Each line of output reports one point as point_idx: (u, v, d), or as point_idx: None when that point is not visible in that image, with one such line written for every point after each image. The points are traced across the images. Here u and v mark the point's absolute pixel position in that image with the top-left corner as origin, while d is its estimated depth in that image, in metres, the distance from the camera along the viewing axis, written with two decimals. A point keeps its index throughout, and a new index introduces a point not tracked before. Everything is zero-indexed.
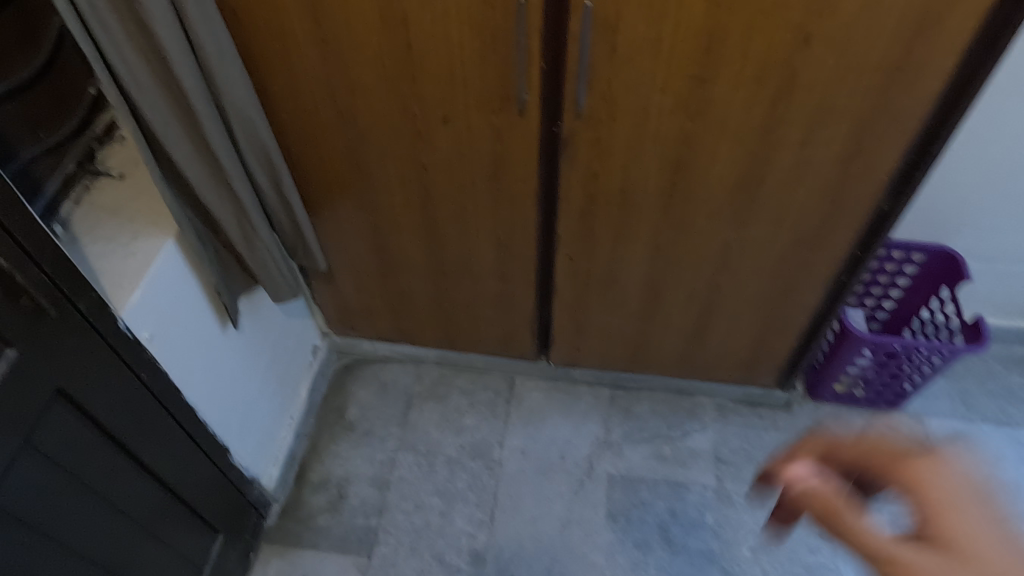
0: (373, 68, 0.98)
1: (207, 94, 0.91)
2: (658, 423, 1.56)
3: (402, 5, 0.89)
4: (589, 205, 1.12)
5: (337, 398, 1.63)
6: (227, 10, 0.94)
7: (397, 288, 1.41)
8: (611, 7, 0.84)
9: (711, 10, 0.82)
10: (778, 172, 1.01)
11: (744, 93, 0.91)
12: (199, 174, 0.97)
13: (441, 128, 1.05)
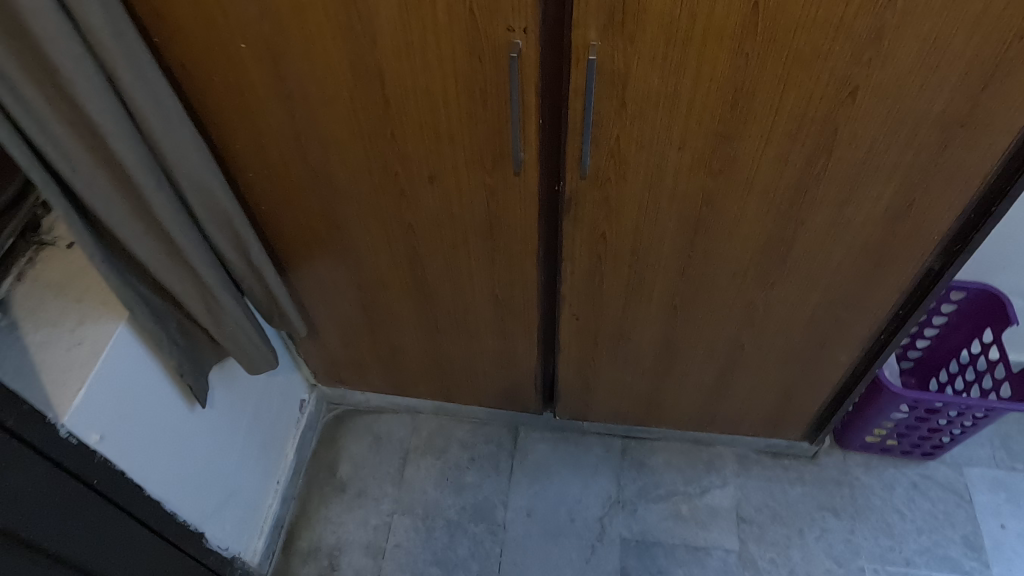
0: (347, 126, 0.85)
1: (153, 164, 0.78)
2: (674, 478, 1.44)
3: (375, 59, 0.76)
4: (597, 267, 0.99)
5: (327, 455, 1.51)
6: (176, 65, 0.81)
7: (387, 344, 1.29)
8: (619, 59, 0.71)
9: (738, 61, 0.70)
10: (813, 233, 0.88)
11: (776, 151, 0.78)
12: (151, 252, 0.85)
13: (428, 188, 0.92)
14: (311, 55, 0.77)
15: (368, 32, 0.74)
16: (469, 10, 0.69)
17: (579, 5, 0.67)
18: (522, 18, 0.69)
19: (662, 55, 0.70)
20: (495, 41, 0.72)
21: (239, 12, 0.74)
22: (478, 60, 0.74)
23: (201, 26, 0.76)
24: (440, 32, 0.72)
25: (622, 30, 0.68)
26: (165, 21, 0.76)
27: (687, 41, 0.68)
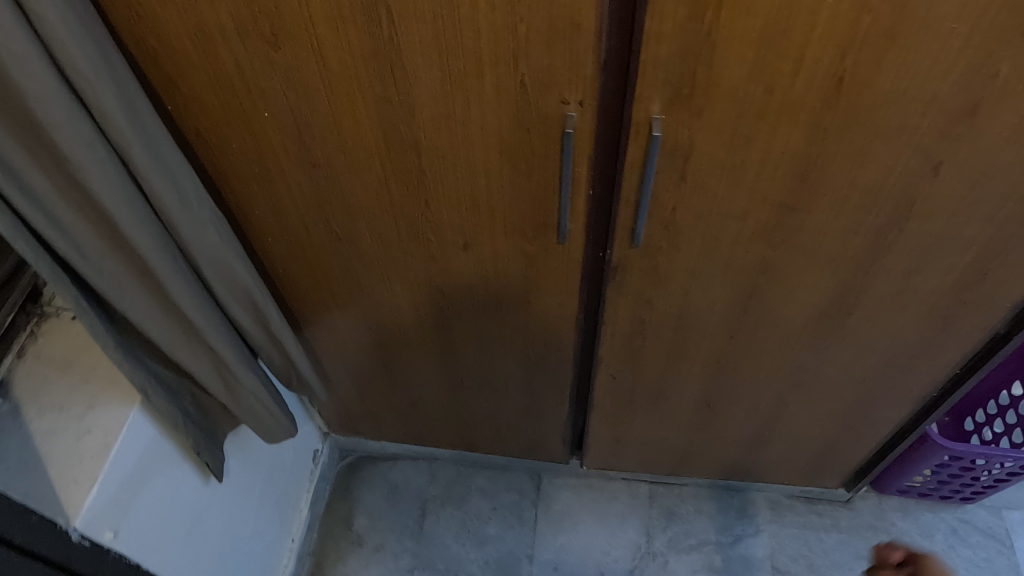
0: (377, 195, 0.79)
1: (170, 246, 0.71)
2: (705, 526, 1.39)
3: (412, 130, 0.70)
4: (639, 330, 0.93)
5: (342, 506, 1.45)
6: (191, 133, 0.74)
7: (407, 399, 1.23)
8: (683, 132, 0.65)
9: (814, 136, 0.64)
10: (875, 300, 0.83)
11: (846, 222, 0.72)
12: (168, 335, 0.78)
13: (462, 254, 0.86)
14: (342, 126, 0.71)
15: (406, 103, 0.67)
16: (521, 83, 0.63)
17: (644, 79, 0.61)
18: (579, 91, 0.63)
19: (731, 129, 0.64)
20: (547, 113, 0.66)
21: (263, 82, 0.68)
22: (527, 133, 0.68)
23: (221, 96, 0.70)
24: (486, 104, 0.66)
25: (690, 104, 0.62)
26: (181, 90, 0.70)
27: (760, 115, 0.63)
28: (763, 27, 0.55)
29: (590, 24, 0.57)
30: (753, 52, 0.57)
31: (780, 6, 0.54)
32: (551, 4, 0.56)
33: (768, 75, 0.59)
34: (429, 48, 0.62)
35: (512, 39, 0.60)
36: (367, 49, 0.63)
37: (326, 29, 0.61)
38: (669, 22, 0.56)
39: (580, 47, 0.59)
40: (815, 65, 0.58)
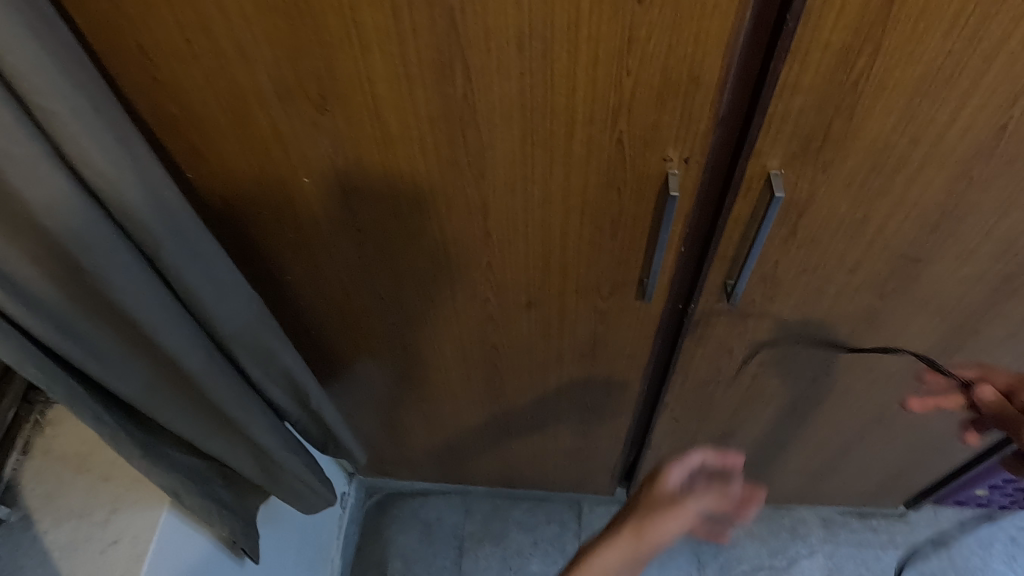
0: (432, 257, 0.69)
1: (202, 339, 0.61)
2: (758, 549, 1.33)
3: (481, 192, 0.60)
4: (714, 377, 0.85)
5: (374, 550, 1.36)
6: (216, 201, 0.64)
7: (445, 446, 1.14)
8: (802, 187, 0.56)
9: (956, 186, 0.55)
10: (984, 343, 0.75)
11: (971, 270, 0.64)
12: (201, 431, 0.67)
13: (523, 313, 0.76)
14: (397, 189, 0.61)
15: (477, 165, 0.57)
16: (618, 141, 0.53)
17: (768, 133, 0.51)
18: (686, 148, 0.53)
19: (859, 182, 0.55)
20: (644, 171, 0.56)
21: (306, 148, 0.57)
22: (618, 191, 0.58)
23: (254, 163, 0.59)
24: (572, 164, 0.56)
25: (817, 157, 0.53)
26: (206, 158, 0.59)
27: (898, 167, 0.54)
28: (924, 74, 0.46)
29: (713, 76, 0.48)
30: (905, 101, 0.48)
31: (948, 50, 0.45)
32: (667, 55, 0.47)
33: (916, 125, 0.50)
34: (511, 107, 0.52)
35: (614, 95, 0.50)
36: (436, 110, 0.53)
37: (388, 90, 0.51)
38: (811, 71, 0.47)
39: (696, 102, 0.50)
40: (976, 113, 0.49)
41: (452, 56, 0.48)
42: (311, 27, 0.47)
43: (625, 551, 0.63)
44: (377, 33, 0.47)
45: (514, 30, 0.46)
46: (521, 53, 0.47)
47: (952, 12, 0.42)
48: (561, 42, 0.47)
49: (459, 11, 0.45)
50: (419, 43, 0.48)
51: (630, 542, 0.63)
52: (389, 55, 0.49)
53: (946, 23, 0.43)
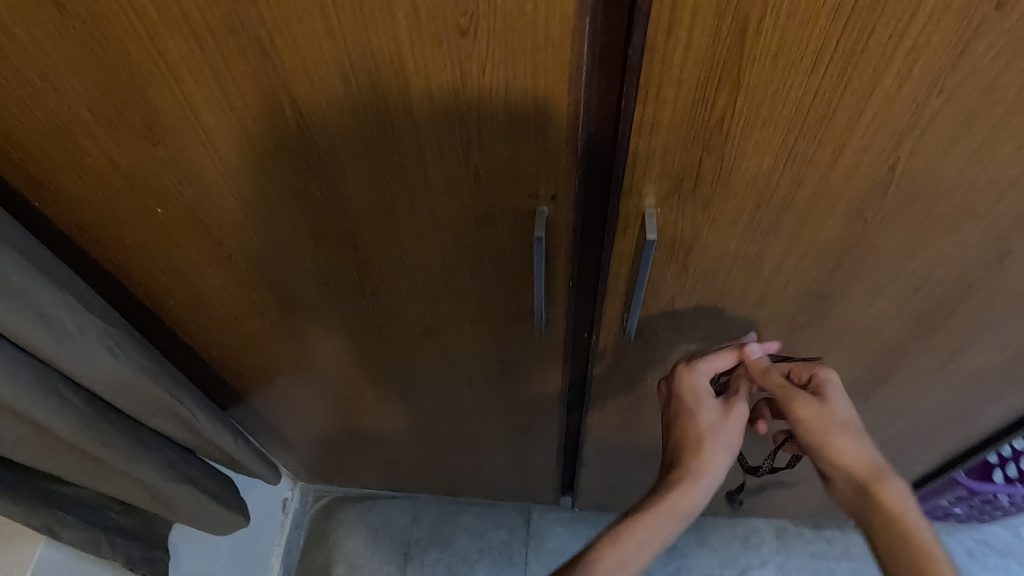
0: (314, 284, 0.65)
1: (52, 382, 0.57)
2: (709, 559, 1.30)
3: (347, 225, 0.56)
4: (634, 401, 0.81)
5: (318, 555, 1.34)
6: (72, 228, 0.59)
7: (379, 456, 1.11)
8: (684, 225, 0.52)
9: (849, 227, 0.50)
10: (911, 375, 0.70)
11: (883, 307, 0.59)
12: (67, 469, 0.64)
13: (422, 339, 0.72)
14: (257, 220, 0.56)
15: (334, 197, 0.53)
16: (475, 176, 0.49)
17: (635, 170, 0.46)
18: (551, 184, 0.49)
19: (746, 221, 0.50)
20: (511, 206, 0.51)
21: (148, 178, 0.53)
22: (489, 227, 0.54)
23: (100, 192, 0.55)
24: (434, 198, 0.52)
25: (692, 197, 0.48)
26: (46, 187, 0.54)
27: (785, 206, 0.49)
28: (794, 113, 0.41)
29: (563, 113, 0.43)
30: (777, 142, 0.43)
31: (818, 88, 0.40)
32: (508, 90, 0.42)
33: (797, 164, 0.45)
34: (353, 140, 0.47)
35: (460, 129, 0.45)
36: (274, 142, 0.48)
37: (216, 121, 0.47)
38: (668, 108, 0.42)
39: (551, 138, 0.45)
40: (860, 153, 0.44)
41: (276, 87, 0.43)
42: (114, 56, 0.42)
43: (694, 496, 0.62)
44: (186, 63, 0.42)
45: (334, 62, 0.41)
46: (348, 86, 0.43)
47: (813, 48, 0.37)
48: (389, 75, 0.42)
49: (269, 41, 0.40)
50: (235, 74, 0.43)
51: (697, 482, 0.62)
52: (206, 86, 0.44)
53: (809, 60, 0.38)
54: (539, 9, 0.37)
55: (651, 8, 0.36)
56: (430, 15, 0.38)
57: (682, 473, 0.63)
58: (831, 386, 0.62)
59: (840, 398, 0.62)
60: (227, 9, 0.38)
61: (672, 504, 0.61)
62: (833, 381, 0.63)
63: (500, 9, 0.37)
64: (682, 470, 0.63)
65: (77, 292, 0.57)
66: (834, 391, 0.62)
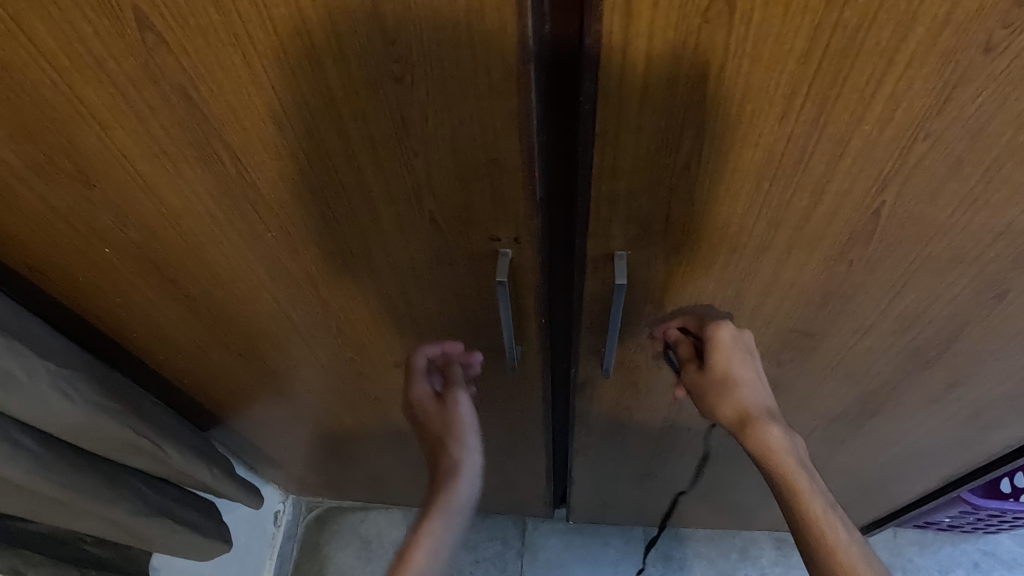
0: (276, 319, 0.62)
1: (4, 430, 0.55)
2: (705, 571, 1.28)
3: (302, 265, 0.53)
4: (620, 428, 0.79)
5: (311, 567, 1.33)
6: (20, 268, 0.56)
7: (365, 473, 1.09)
8: (658, 266, 0.48)
9: (833, 269, 0.47)
10: (906, 406, 0.67)
11: (874, 344, 0.56)
12: (28, 512, 0.62)
13: (395, 370, 0.70)
14: (209, 261, 0.54)
15: (285, 240, 0.50)
16: (431, 220, 0.46)
17: (600, 215, 0.43)
18: (512, 229, 0.45)
19: (722, 263, 0.47)
20: (472, 249, 0.48)
21: (90, 222, 0.50)
22: (451, 267, 0.51)
23: (40, 235, 0.52)
24: (390, 241, 0.49)
25: (662, 240, 0.45)
26: None
27: (763, 248, 0.45)
28: (765, 158, 0.38)
29: (516, 159, 0.39)
30: (751, 187, 0.40)
31: (789, 134, 0.36)
32: (455, 137, 0.38)
33: (772, 210, 0.42)
34: (296, 186, 0.44)
35: (408, 175, 0.42)
36: (214, 187, 0.45)
37: (151, 166, 0.44)
38: (629, 155, 0.38)
39: (506, 184, 0.41)
40: (840, 199, 0.40)
41: (208, 134, 0.40)
42: (32, 103, 0.39)
43: (460, 493, 0.68)
44: (110, 111, 0.39)
45: (265, 109, 0.38)
46: (282, 132, 0.39)
47: (783, 94, 0.34)
48: (324, 121, 0.38)
49: (192, 89, 0.37)
50: (163, 121, 0.40)
51: (458, 481, 0.68)
52: (135, 133, 0.41)
53: (779, 106, 0.34)
54: (479, 56, 0.33)
55: (600, 54, 0.32)
56: (361, 61, 0.34)
57: (447, 471, 0.68)
58: (718, 347, 0.54)
59: (733, 356, 0.55)
60: (144, 57, 0.35)
61: (446, 504, 0.66)
62: (724, 339, 0.54)
63: (435, 56, 0.34)
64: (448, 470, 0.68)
65: (27, 337, 0.54)
66: (721, 352, 0.55)
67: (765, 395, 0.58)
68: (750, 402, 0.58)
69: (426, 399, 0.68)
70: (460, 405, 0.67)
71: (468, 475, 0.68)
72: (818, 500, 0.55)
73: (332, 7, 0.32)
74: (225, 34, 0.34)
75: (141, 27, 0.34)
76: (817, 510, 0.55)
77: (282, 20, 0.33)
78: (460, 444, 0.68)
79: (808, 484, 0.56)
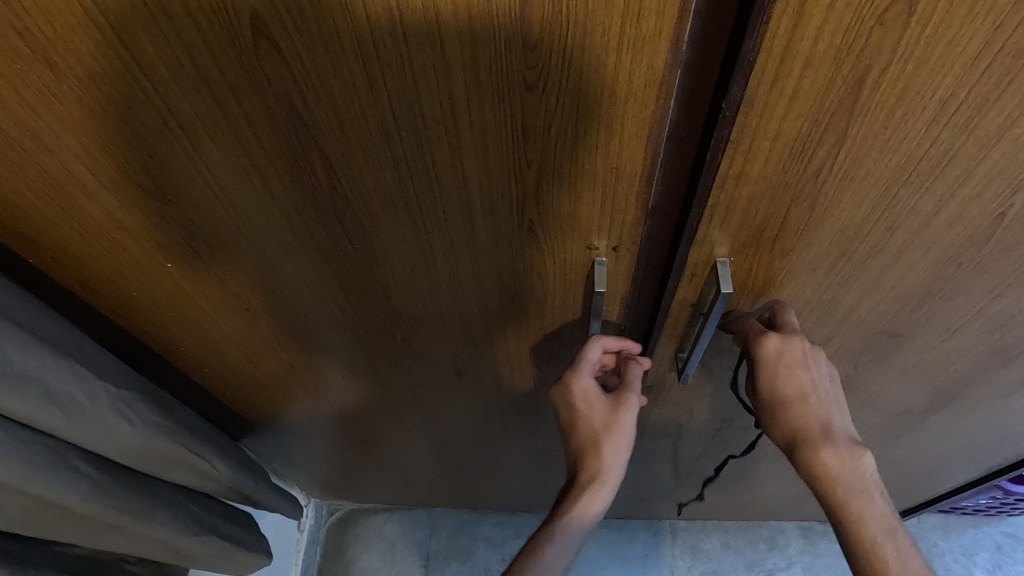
0: (338, 330, 0.60)
1: (60, 457, 0.52)
2: (734, 562, 1.28)
3: (378, 276, 0.51)
4: (675, 427, 0.77)
5: (335, 571, 1.30)
6: (74, 288, 0.53)
7: (397, 478, 1.07)
8: (758, 272, 0.47)
9: (941, 272, 0.45)
10: (974, 401, 0.66)
11: (959, 343, 0.55)
12: (81, 538, 0.59)
13: (454, 377, 0.68)
14: (279, 273, 0.51)
15: (366, 251, 0.47)
16: (529, 230, 0.44)
17: (712, 222, 0.41)
18: (614, 237, 0.44)
19: (826, 268, 0.46)
20: (566, 258, 0.46)
21: (159, 237, 0.47)
22: (539, 276, 0.49)
23: (103, 253, 0.49)
24: (479, 251, 0.46)
25: (770, 246, 0.44)
26: (39, 253, 0.48)
27: (873, 253, 0.44)
28: (902, 163, 0.36)
29: (636, 167, 0.38)
30: (878, 192, 0.39)
31: (935, 138, 0.34)
32: (575, 145, 0.36)
33: (893, 214, 0.40)
34: (391, 198, 0.42)
35: (514, 184, 0.40)
36: (300, 199, 0.42)
37: (235, 179, 0.41)
38: (759, 161, 0.37)
39: (619, 192, 0.40)
40: (969, 203, 0.39)
41: (305, 145, 0.38)
42: (120, 115, 0.36)
43: (602, 498, 0.59)
44: (203, 121, 0.37)
45: (375, 119, 0.36)
46: (389, 143, 0.37)
47: (940, 99, 0.32)
48: (437, 132, 0.36)
49: (301, 99, 0.35)
50: (258, 132, 0.37)
51: (602, 487, 0.58)
52: (225, 145, 0.38)
53: (932, 110, 0.33)
54: (623, 63, 0.31)
55: (756, 60, 0.31)
56: (492, 69, 0.32)
57: (588, 479, 0.58)
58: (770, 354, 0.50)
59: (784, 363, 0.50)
60: (253, 66, 0.33)
61: (582, 512, 0.58)
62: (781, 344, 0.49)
63: (575, 61, 0.32)
64: (589, 476, 0.59)
65: (83, 358, 0.52)
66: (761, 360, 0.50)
67: (832, 408, 0.52)
68: (801, 413, 0.52)
69: (594, 400, 0.57)
70: (631, 414, 0.57)
71: (615, 480, 0.59)
72: (873, 524, 0.49)
73: (476, 12, 0.29)
74: (349, 42, 0.31)
75: (257, 35, 0.31)
76: (869, 536, 0.49)
77: (415, 27, 0.30)
78: (616, 452, 0.58)
79: (866, 505, 0.49)
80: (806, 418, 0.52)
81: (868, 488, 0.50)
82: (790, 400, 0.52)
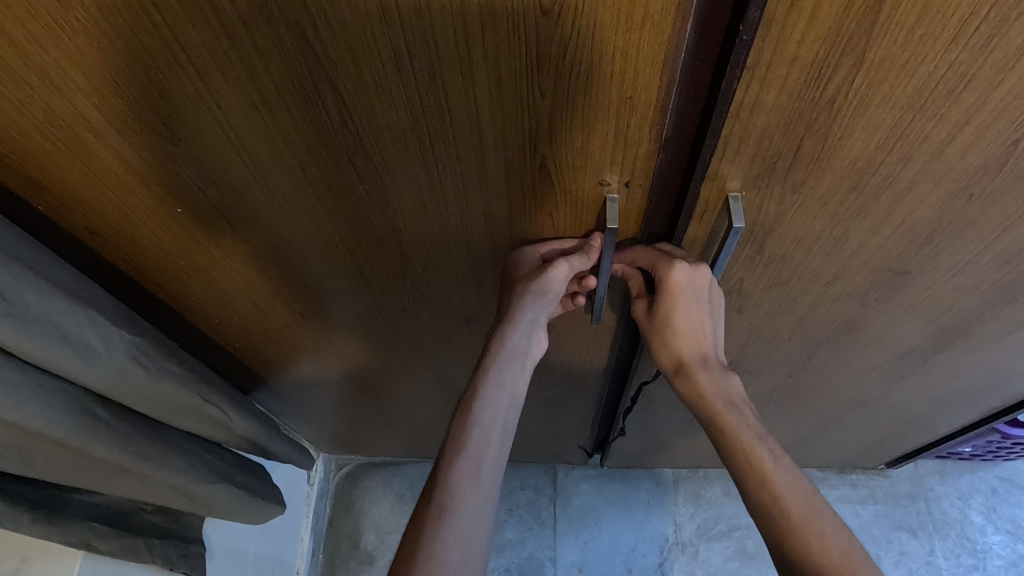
0: (347, 277, 0.60)
1: (79, 403, 0.52)
2: (736, 509, 1.31)
3: (389, 218, 0.50)
4: None
5: (345, 524, 1.33)
6: (85, 237, 0.53)
7: (406, 430, 1.09)
8: (770, 209, 0.47)
9: (951, 204, 0.45)
10: (978, 340, 0.67)
11: (966, 280, 0.55)
12: (102, 483, 0.59)
13: (463, 325, 0.68)
14: (286, 216, 0.51)
15: (376, 192, 0.47)
16: (541, 166, 0.43)
17: (726, 154, 0.41)
18: (626, 172, 0.44)
19: (837, 202, 0.46)
20: (578, 195, 0.46)
21: (168, 180, 0.47)
22: (549, 216, 0.49)
23: (109, 197, 0.48)
24: (489, 189, 0.46)
25: (784, 179, 0.43)
26: (48, 200, 0.48)
27: (884, 186, 0.44)
28: (919, 89, 0.36)
29: (651, 96, 0.37)
30: (894, 119, 0.38)
31: (953, 61, 0.34)
32: (589, 74, 0.36)
33: (907, 143, 0.40)
34: (401, 133, 0.41)
35: (527, 118, 0.39)
36: (309, 136, 0.42)
37: (244, 115, 0.41)
38: (775, 88, 0.36)
39: (633, 124, 0.39)
40: (984, 129, 0.39)
41: (317, 79, 0.38)
42: (128, 49, 0.36)
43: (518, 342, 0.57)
44: (211, 54, 0.36)
45: (386, 47, 0.35)
46: (401, 75, 0.37)
47: (960, 17, 0.32)
48: (450, 62, 0.36)
49: (311, 27, 0.34)
50: (269, 65, 0.37)
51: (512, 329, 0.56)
52: (235, 79, 0.38)
53: (952, 30, 0.33)
54: None
55: None
56: None
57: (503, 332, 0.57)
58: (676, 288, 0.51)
59: (683, 295, 0.52)
60: None
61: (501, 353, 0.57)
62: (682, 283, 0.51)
63: None
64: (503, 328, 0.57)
65: (93, 304, 0.52)
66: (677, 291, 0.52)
67: (705, 334, 0.57)
68: (690, 341, 0.57)
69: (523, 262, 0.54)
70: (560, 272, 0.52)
71: (530, 326, 0.56)
72: (747, 430, 0.55)
73: None
74: None
75: None
76: (744, 441, 0.54)
77: None
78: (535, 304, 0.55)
79: (739, 417, 0.56)
80: (695, 337, 0.57)
81: (735, 401, 0.57)
82: (686, 325, 0.56)
